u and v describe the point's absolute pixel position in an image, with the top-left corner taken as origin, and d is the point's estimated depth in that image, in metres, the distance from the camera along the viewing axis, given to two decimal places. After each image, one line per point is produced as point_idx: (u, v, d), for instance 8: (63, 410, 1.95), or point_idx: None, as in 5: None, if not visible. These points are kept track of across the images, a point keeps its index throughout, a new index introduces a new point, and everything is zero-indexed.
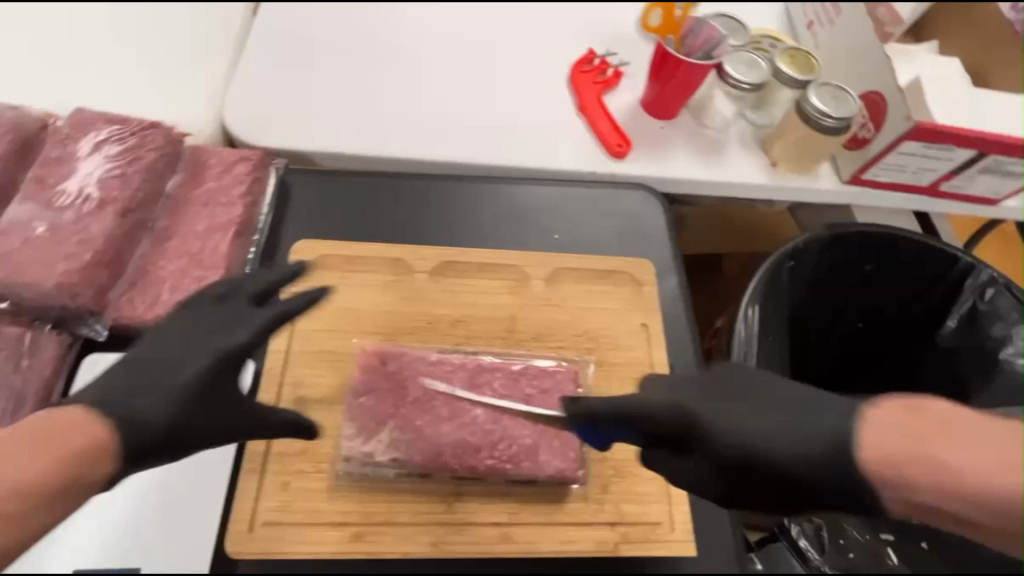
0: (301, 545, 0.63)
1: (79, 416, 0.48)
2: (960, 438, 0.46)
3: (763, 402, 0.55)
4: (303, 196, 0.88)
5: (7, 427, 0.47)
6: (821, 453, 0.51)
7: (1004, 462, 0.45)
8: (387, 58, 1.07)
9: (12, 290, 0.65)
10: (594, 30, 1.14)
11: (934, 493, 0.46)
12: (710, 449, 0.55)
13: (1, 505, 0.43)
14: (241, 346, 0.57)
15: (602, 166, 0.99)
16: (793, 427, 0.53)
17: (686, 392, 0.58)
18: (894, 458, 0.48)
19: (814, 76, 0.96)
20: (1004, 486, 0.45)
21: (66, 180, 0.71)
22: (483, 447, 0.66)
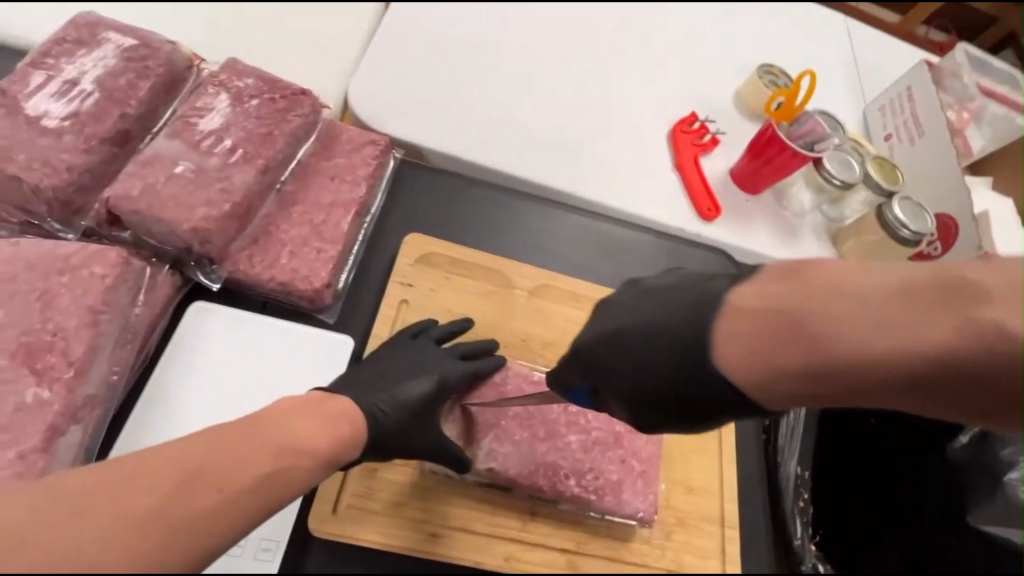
0: (376, 533, 0.64)
1: (348, 406, 0.60)
2: (840, 298, 0.40)
3: (637, 312, 0.52)
4: (411, 188, 0.90)
5: (284, 399, 0.56)
6: (690, 347, 0.47)
7: (906, 313, 0.38)
8: (495, 68, 1.09)
9: (148, 223, 0.64)
10: (702, 93, 1.19)
11: (808, 367, 0.40)
12: (599, 365, 0.52)
13: (303, 460, 0.52)
14: (444, 381, 0.67)
15: (691, 225, 1.04)
16: (664, 325, 0.49)
17: (602, 314, 0.55)
18: (759, 341, 0.43)
19: (897, 188, 1.04)
20: (901, 341, 0.38)
21: (215, 126, 0.71)
22: (571, 474, 0.68)
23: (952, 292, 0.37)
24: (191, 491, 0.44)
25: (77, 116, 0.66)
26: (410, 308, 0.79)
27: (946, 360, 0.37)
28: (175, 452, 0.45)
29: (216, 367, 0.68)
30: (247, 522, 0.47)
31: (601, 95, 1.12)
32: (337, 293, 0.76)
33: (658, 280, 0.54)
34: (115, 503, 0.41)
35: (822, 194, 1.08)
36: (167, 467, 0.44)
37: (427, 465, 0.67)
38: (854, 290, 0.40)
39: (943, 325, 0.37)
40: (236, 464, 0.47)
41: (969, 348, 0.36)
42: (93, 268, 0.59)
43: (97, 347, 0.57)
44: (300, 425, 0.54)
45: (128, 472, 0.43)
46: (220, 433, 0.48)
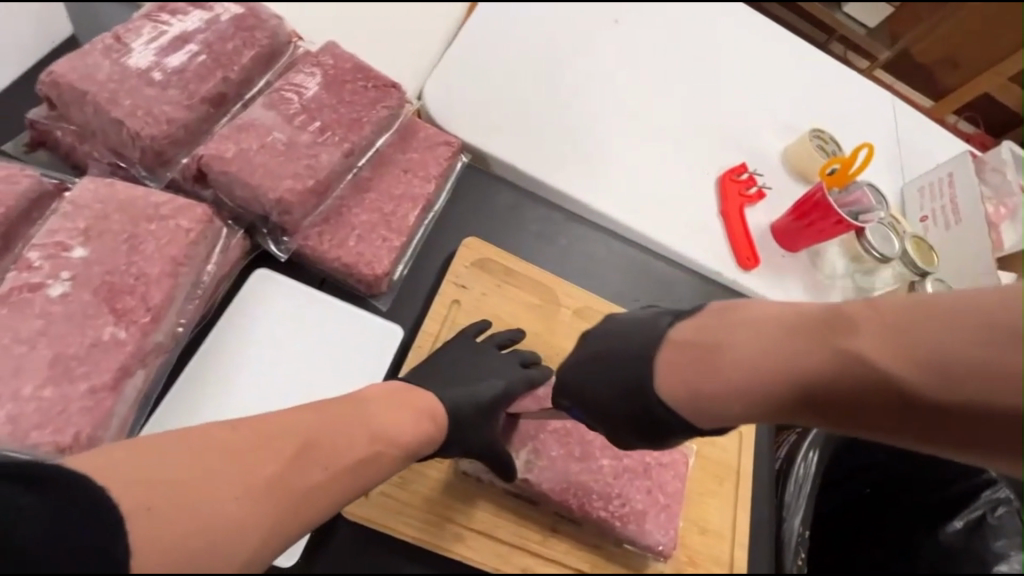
0: (406, 525, 0.66)
1: (433, 403, 0.66)
2: (745, 334, 0.47)
3: (610, 342, 0.57)
4: (472, 193, 0.96)
5: (372, 386, 0.63)
6: (637, 370, 0.53)
7: (797, 346, 0.44)
8: (559, 88, 1.12)
9: (234, 185, 0.66)
10: (755, 146, 1.22)
11: (720, 387, 0.47)
12: (586, 388, 0.57)
13: (391, 449, 0.59)
14: (501, 391, 0.71)
15: (728, 270, 1.07)
16: (628, 351, 0.54)
17: (583, 342, 0.60)
18: (684, 370, 0.50)
19: (931, 268, 1.08)
20: (788, 370, 0.44)
21: (308, 103, 0.73)
22: (600, 497, 0.71)
23: (835, 325, 0.43)
24: (305, 466, 0.50)
25: (183, 72, 0.68)
26: (462, 310, 0.81)
27: (824, 387, 0.43)
28: (294, 425, 0.52)
29: (279, 343, 0.69)
30: (338, 502, 0.53)
31: (657, 129, 1.15)
32: (391, 283, 0.78)
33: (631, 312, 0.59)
34: (249, 464, 0.47)
35: (858, 261, 1.12)
36: (288, 434, 0.50)
37: (461, 465, 0.70)
38: (756, 327, 0.47)
39: (821, 356, 0.43)
40: (339, 446, 0.54)
41: (844, 377, 0.41)
42: (180, 221, 0.61)
43: (173, 298, 0.58)
44: (391, 415, 0.61)
45: (258, 437, 0.49)
46: (327, 415, 0.55)
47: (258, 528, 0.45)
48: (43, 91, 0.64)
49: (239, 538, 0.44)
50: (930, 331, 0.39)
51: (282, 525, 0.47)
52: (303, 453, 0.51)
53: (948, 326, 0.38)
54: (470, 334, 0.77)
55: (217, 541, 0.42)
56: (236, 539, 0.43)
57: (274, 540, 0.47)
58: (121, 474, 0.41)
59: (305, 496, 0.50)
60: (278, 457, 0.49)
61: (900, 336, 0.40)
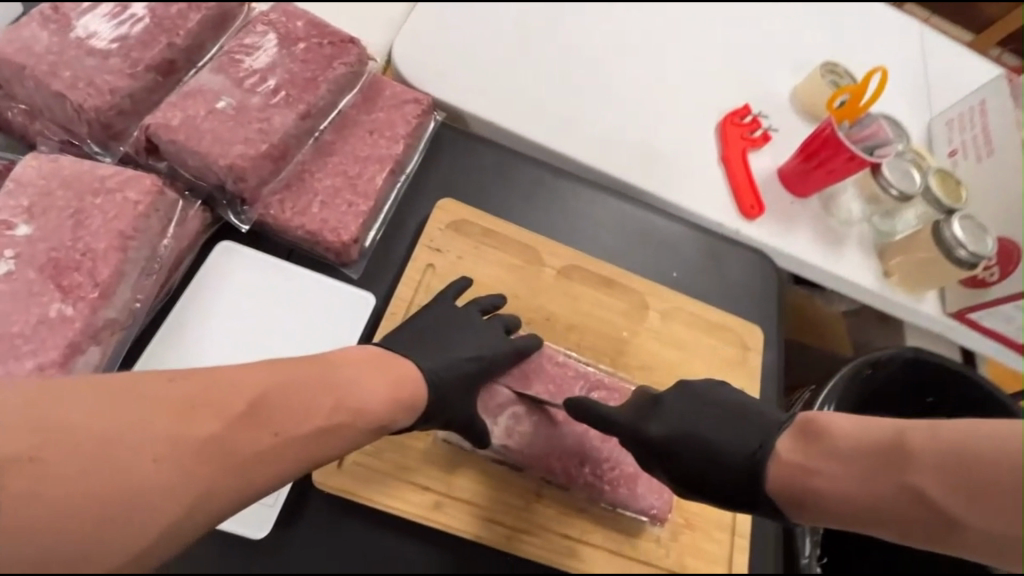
0: (384, 495, 0.65)
1: (412, 369, 0.63)
2: (825, 460, 0.52)
3: (695, 418, 0.62)
4: (451, 154, 0.88)
5: (351, 348, 0.60)
6: (744, 470, 0.58)
7: (873, 473, 0.49)
8: (541, 39, 1.05)
9: (182, 155, 0.64)
10: (761, 87, 1.13)
11: (806, 507, 0.53)
12: (655, 443, 0.63)
13: (358, 420, 0.56)
14: (484, 359, 0.67)
15: (731, 221, 1.00)
16: (725, 434, 0.60)
17: (651, 401, 0.65)
18: (777, 485, 0.55)
19: (957, 205, 0.99)
20: (868, 495, 0.49)
21: (259, 65, 0.69)
22: (587, 462, 0.68)
23: (895, 458, 0.49)
24: (249, 429, 0.49)
25: (126, 40, 0.65)
26: (438, 275, 0.78)
27: (891, 514, 0.48)
28: (240, 383, 0.50)
29: (245, 311, 0.68)
30: (289, 469, 0.52)
31: (649, 76, 1.07)
32: (362, 250, 0.74)
33: (710, 385, 0.64)
34: (182, 423, 0.47)
35: (875, 203, 1.02)
36: (234, 394, 0.49)
37: (441, 433, 0.68)
38: (831, 453, 0.52)
39: (890, 488, 0.48)
40: (291, 412, 0.52)
41: (915, 510, 0.47)
42: (127, 193, 0.58)
43: (122, 273, 0.56)
44: (362, 381, 0.57)
45: (198, 394, 0.48)
46: (281, 374, 0.52)
47: (181, 491, 0.45)
48: None
49: (158, 500, 0.44)
50: (975, 472, 0.45)
51: (215, 489, 0.47)
52: (247, 414, 0.49)
53: (995, 467, 0.44)
54: (450, 296, 0.73)
55: (129, 498, 0.43)
56: (154, 500, 0.44)
57: (206, 504, 0.46)
58: (34, 421, 0.44)
59: (244, 461, 0.48)
60: (216, 417, 0.48)
61: (954, 470, 0.46)
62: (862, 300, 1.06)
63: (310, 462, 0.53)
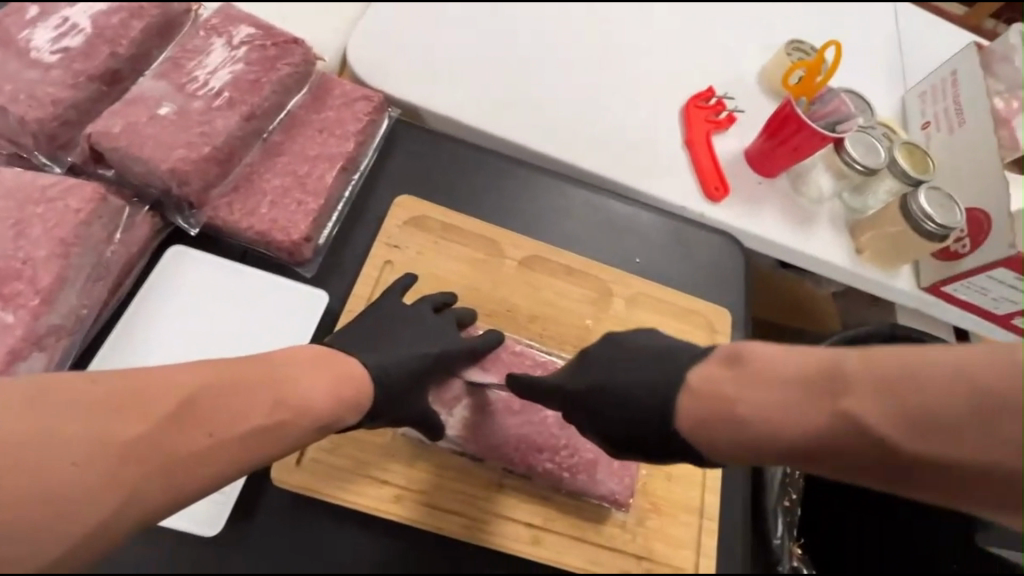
0: (345, 491, 0.65)
1: (358, 369, 0.61)
2: (752, 386, 0.48)
3: (615, 365, 0.60)
4: (408, 150, 0.88)
5: (294, 346, 0.60)
6: (653, 409, 0.55)
7: (802, 401, 0.45)
8: (500, 32, 1.05)
9: (125, 161, 0.65)
10: (726, 68, 1.12)
11: (727, 440, 0.49)
12: (577, 397, 0.62)
13: (299, 420, 0.55)
14: (435, 355, 0.67)
15: (697, 205, 0.99)
16: (640, 374, 0.58)
17: (579, 358, 0.64)
18: (698, 418, 0.52)
19: (926, 177, 0.96)
20: (792, 424, 0.45)
21: (203, 70, 0.70)
22: (546, 449, 0.68)
23: (830, 386, 0.44)
24: (184, 429, 0.49)
25: (68, 51, 0.67)
26: (397, 271, 0.78)
27: (820, 444, 0.44)
28: (173, 383, 0.50)
29: (199, 313, 0.68)
30: (229, 469, 0.51)
31: (611, 63, 1.07)
32: (316, 248, 0.75)
33: (637, 335, 0.62)
34: (112, 425, 0.47)
35: (843, 179, 1.00)
36: (167, 394, 0.49)
37: (400, 429, 0.68)
38: (760, 380, 0.48)
39: (819, 413, 0.44)
40: (229, 412, 0.52)
41: (842, 436, 0.43)
42: (68, 201, 0.60)
43: (64, 279, 0.57)
44: (305, 380, 0.56)
45: (128, 395, 0.48)
46: (217, 374, 0.52)
47: (111, 493, 0.45)
48: None
49: (88, 501, 0.45)
50: (912, 399, 0.40)
51: (148, 489, 0.47)
52: (181, 413, 0.49)
53: (935, 393, 0.40)
54: (398, 291, 0.72)
55: (59, 500, 0.44)
56: (84, 502, 0.44)
57: (140, 503, 0.47)
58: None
59: (179, 461, 0.48)
60: (148, 419, 0.48)
61: (889, 394, 0.41)
62: (836, 278, 1.05)
63: (252, 461, 0.53)
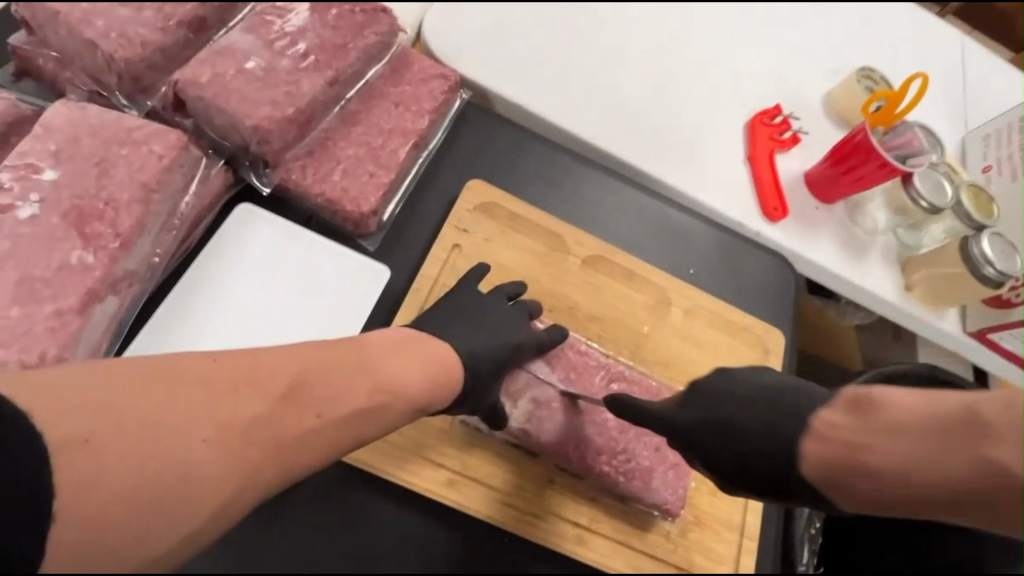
0: (401, 471, 0.65)
1: (450, 356, 0.62)
2: (885, 433, 0.46)
3: (744, 406, 0.58)
4: (475, 134, 0.87)
5: (376, 330, 0.60)
6: (782, 459, 0.54)
7: (941, 448, 0.43)
8: (570, 24, 1.03)
9: (208, 112, 0.64)
10: (793, 87, 1.10)
11: (861, 489, 0.47)
12: (703, 436, 0.60)
13: (394, 404, 0.56)
14: (505, 346, 0.66)
15: (754, 223, 0.98)
16: (767, 412, 0.57)
17: (706, 390, 0.62)
18: (829, 465, 0.49)
19: (990, 221, 0.95)
20: (933, 474, 0.43)
21: (290, 28, 0.69)
22: (605, 452, 0.68)
23: (971, 431, 0.42)
24: (292, 410, 0.49)
25: None
26: (463, 255, 0.77)
27: (974, 492, 0.41)
28: (285, 365, 0.50)
29: (273, 279, 0.67)
30: (330, 452, 0.51)
31: (679, 69, 1.05)
32: (381, 222, 0.74)
33: (747, 372, 0.62)
34: (229, 403, 0.46)
35: (904, 215, 0.99)
36: (276, 376, 0.49)
37: (462, 417, 0.68)
38: (892, 426, 0.46)
39: (961, 462, 0.42)
40: (332, 394, 0.52)
41: (990, 485, 0.41)
42: (153, 146, 0.59)
43: (144, 225, 0.56)
44: (400, 364, 0.57)
45: (243, 374, 0.48)
46: (321, 356, 0.52)
47: (228, 474, 0.44)
48: (19, 14, 0.63)
49: (212, 481, 0.43)
50: None
51: (261, 471, 0.46)
52: (292, 394, 0.49)
53: None
54: (473, 282, 0.72)
55: (179, 482, 0.42)
56: (208, 482, 0.43)
57: (252, 487, 0.46)
58: (64, 403, 0.41)
59: (289, 443, 0.48)
60: (263, 399, 0.47)
61: None
62: (881, 312, 1.04)
63: (349, 445, 0.53)
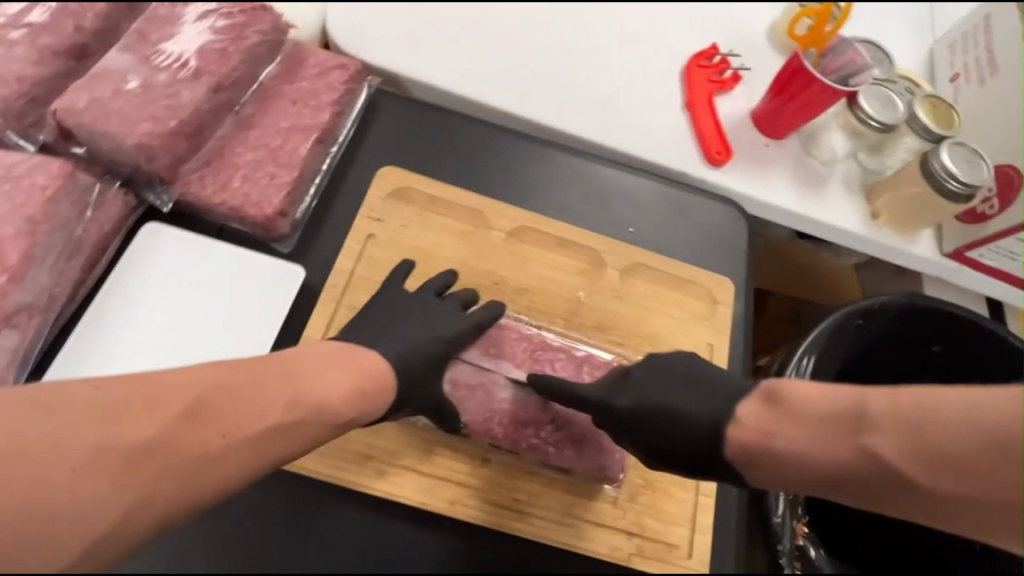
0: (327, 467, 0.64)
1: (382, 365, 0.61)
2: (789, 423, 0.50)
3: (670, 390, 0.60)
4: (388, 122, 0.83)
5: (302, 345, 0.58)
6: (705, 440, 0.56)
7: (834, 438, 0.47)
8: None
9: (91, 138, 0.64)
10: (730, 22, 1.04)
11: (766, 470, 0.51)
12: (634, 421, 0.61)
13: (314, 419, 0.53)
14: (421, 334, 0.65)
15: (695, 169, 0.92)
16: (696, 396, 0.59)
17: (638, 375, 0.62)
18: (742, 450, 0.53)
19: (949, 131, 0.89)
20: (824, 461, 0.47)
21: (169, 42, 0.69)
22: (533, 425, 0.66)
23: (855, 423, 0.46)
24: (191, 431, 0.47)
25: (32, 26, 0.67)
26: (380, 245, 0.76)
27: (856, 478, 0.45)
28: (183, 383, 0.48)
29: (184, 292, 0.68)
30: (243, 473, 0.49)
31: (603, 23, 1.00)
32: (294, 223, 0.73)
33: (670, 355, 0.63)
34: (113, 428, 0.45)
35: (859, 138, 0.93)
36: (174, 397, 0.47)
37: (413, 421, 0.67)
38: (792, 415, 0.50)
39: (846, 451, 0.46)
40: (242, 411, 0.49)
41: (869, 472, 0.45)
42: (35, 178, 0.61)
43: (32, 257, 0.59)
44: (323, 378, 0.55)
45: (135, 398, 0.47)
46: (228, 374, 0.50)
47: (114, 500, 0.43)
48: None
49: (97, 508, 0.42)
50: (927, 438, 0.42)
51: (156, 492, 0.44)
52: (192, 415, 0.47)
53: (950, 432, 0.41)
54: (398, 282, 0.70)
55: (60, 509, 0.42)
56: (88, 511, 0.42)
57: (142, 514, 0.44)
58: None
59: (189, 463, 0.46)
60: (156, 418, 0.46)
61: (909, 433, 0.43)
62: (852, 247, 0.97)
63: (268, 463, 0.51)
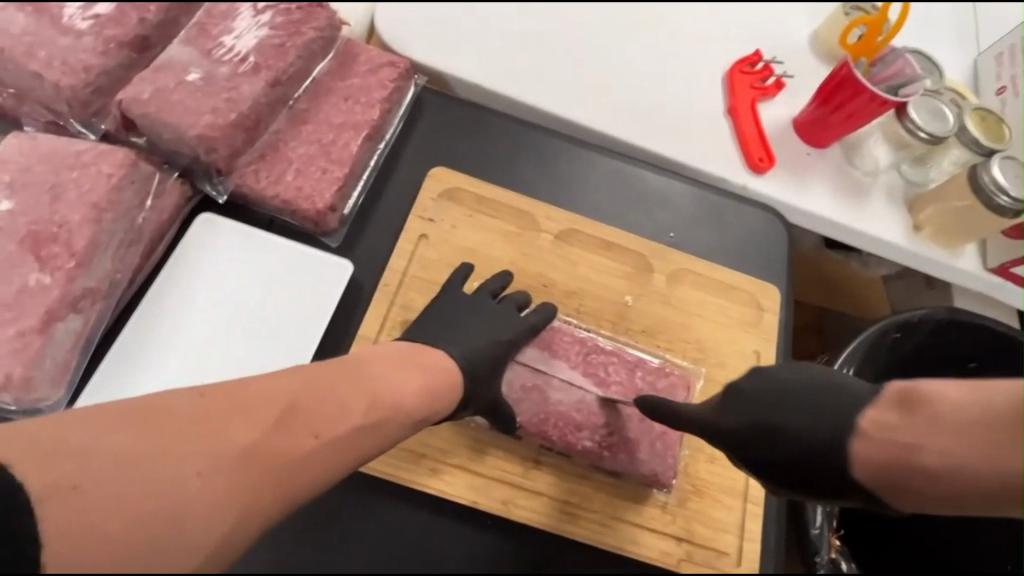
0: (380, 462, 0.65)
1: (448, 364, 0.62)
2: (941, 432, 0.41)
3: (783, 402, 0.53)
4: (434, 120, 0.83)
5: (366, 347, 0.59)
6: (821, 460, 0.48)
7: (1005, 443, 0.39)
8: None
9: (152, 128, 0.66)
10: (773, 29, 1.03)
11: (922, 493, 0.42)
12: (742, 438, 0.54)
13: (388, 419, 0.54)
14: (478, 334, 0.66)
15: (737, 175, 0.91)
16: (809, 410, 0.50)
17: (749, 387, 0.55)
18: (887, 473, 0.43)
19: (999, 145, 0.88)
20: (995, 471, 0.39)
21: (227, 37, 0.71)
22: (585, 428, 0.66)
23: None
24: (289, 434, 0.46)
25: (98, 17, 0.68)
26: (432, 243, 0.76)
27: None
28: (274, 389, 0.48)
29: (243, 286, 0.69)
30: (332, 475, 0.49)
31: (646, 26, 1.00)
32: (342, 218, 0.74)
33: (782, 365, 0.56)
34: (217, 433, 0.43)
35: (904, 149, 0.92)
36: (269, 401, 0.47)
37: (470, 421, 0.67)
38: (943, 421, 0.41)
39: None
40: (331, 412, 0.49)
41: None
42: (101, 166, 0.63)
43: (97, 243, 0.61)
44: (396, 379, 0.56)
45: (232, 403, 0.45)
46: (312, 379, 0.50)
47: (228, 508, 0.41)
48: None
49: (214, 514, 0.40)
50: None
51: (260, 500, 0.43)
52: (288, 418, 0.47)
53: None
54: (456, 284, 0.71)
55: (172, 524, 0.38)
56: (204, 518, 0.39)
57: (251, 521, 0.42)
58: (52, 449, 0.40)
59: (288, 467, 0.45)
60: (256, 423, 0.45)
61: None
62: (895, 259, 0.96)
63: (352, 464, 0.51)
